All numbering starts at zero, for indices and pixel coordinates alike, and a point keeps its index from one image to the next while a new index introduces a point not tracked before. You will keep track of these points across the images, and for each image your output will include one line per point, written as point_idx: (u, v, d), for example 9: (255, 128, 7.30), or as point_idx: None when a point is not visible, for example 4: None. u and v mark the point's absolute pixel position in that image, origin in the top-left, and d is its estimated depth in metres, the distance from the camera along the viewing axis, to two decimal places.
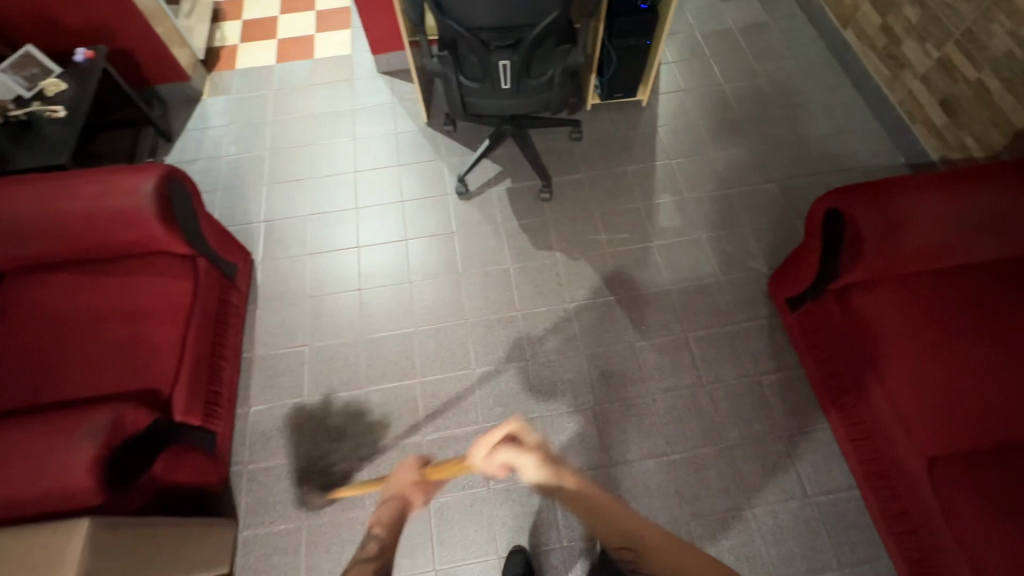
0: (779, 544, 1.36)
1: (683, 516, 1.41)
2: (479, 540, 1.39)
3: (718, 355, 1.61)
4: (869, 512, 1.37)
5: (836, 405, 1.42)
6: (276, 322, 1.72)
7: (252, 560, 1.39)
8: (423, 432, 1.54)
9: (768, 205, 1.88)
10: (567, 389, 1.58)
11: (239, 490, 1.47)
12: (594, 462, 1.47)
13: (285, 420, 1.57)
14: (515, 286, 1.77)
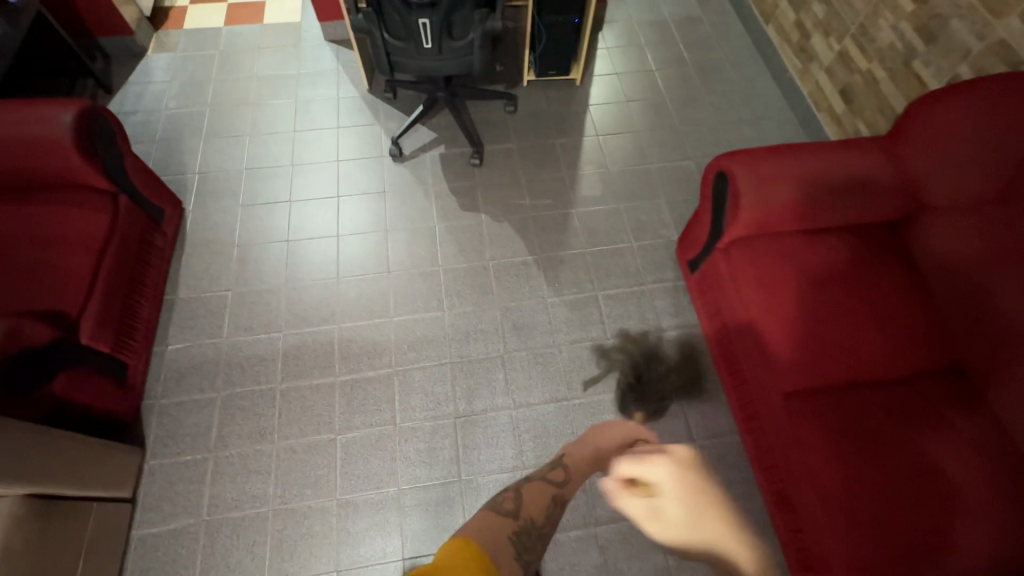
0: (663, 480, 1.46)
1: None
2: (383, 474, 1.46)
3: (624, 312, 1.72)
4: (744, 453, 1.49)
5: (722, 355, 1.53)
6: (202, 267, 1.76)
7: (157, 487, 1.41)
8: (338, 373, 1.60)
9: (684, 180, 2.01)
10: (480, 338, 1.66)
11: (148, 421, 1.49)
12: (499, 404, 1.56)
13: (202, 358, 1.60)
14: (441, 243, 1.84)
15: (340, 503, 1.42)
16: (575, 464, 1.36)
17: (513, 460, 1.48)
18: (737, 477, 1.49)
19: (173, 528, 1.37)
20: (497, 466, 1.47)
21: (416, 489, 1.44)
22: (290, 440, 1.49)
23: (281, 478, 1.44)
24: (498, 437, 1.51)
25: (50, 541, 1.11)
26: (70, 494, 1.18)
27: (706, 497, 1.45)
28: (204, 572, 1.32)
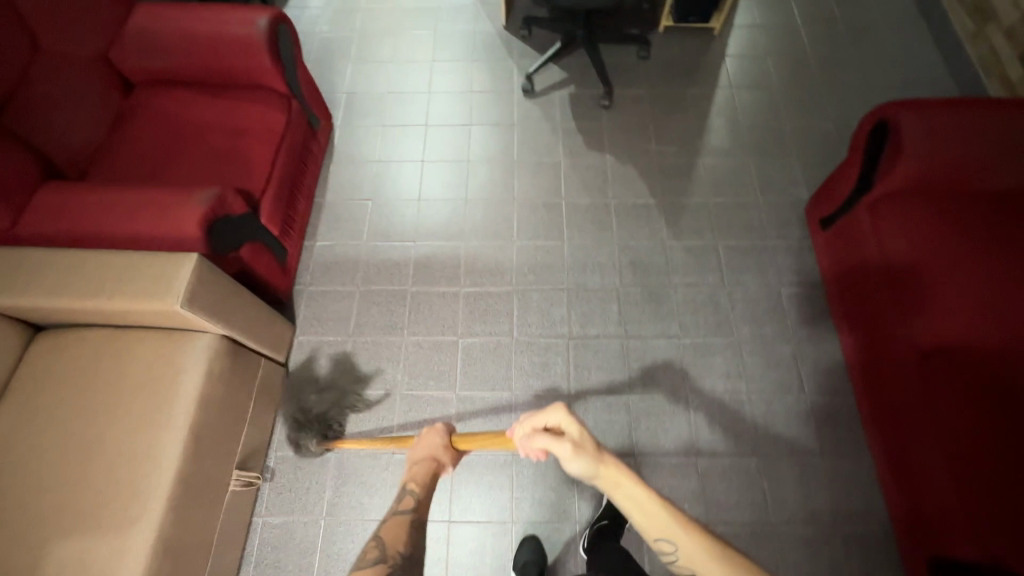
0: (768, 425, 1.49)
1: (684, 390, 1.54)
2: (497, 378, 1.57)
3: (744, 263, 1.72)
4: (859, 413, 1.47)
5: (849, 313, 1.51)
6: (346, 177, 1.93)
7: (305, 359, 1.62)
8: (462, 284, 1.72)
9: (821, 141, 1.93)
10: (596, 270, 1.72)
11: (299, 304, 1.70)
12: (610, 332, 1.62)
13: (345, 256, 1.78)
14: (563, 178, 1.90)
15: (458, 397, 1.55)
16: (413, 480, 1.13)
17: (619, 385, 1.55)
18: (845, 434, 1.48)
19: (317, 394, 1.57)
20: (603, 388, 1.55)
21: (526, 396, 1.55)
22: (417, 336, 1.64)
23: (408, 367, 1.60)
24: (607, 361, 1.58)
25: (236, 377, 1.33)
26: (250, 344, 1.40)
27: (813, 448, 1.46)
28: (343, 434, 1.51)
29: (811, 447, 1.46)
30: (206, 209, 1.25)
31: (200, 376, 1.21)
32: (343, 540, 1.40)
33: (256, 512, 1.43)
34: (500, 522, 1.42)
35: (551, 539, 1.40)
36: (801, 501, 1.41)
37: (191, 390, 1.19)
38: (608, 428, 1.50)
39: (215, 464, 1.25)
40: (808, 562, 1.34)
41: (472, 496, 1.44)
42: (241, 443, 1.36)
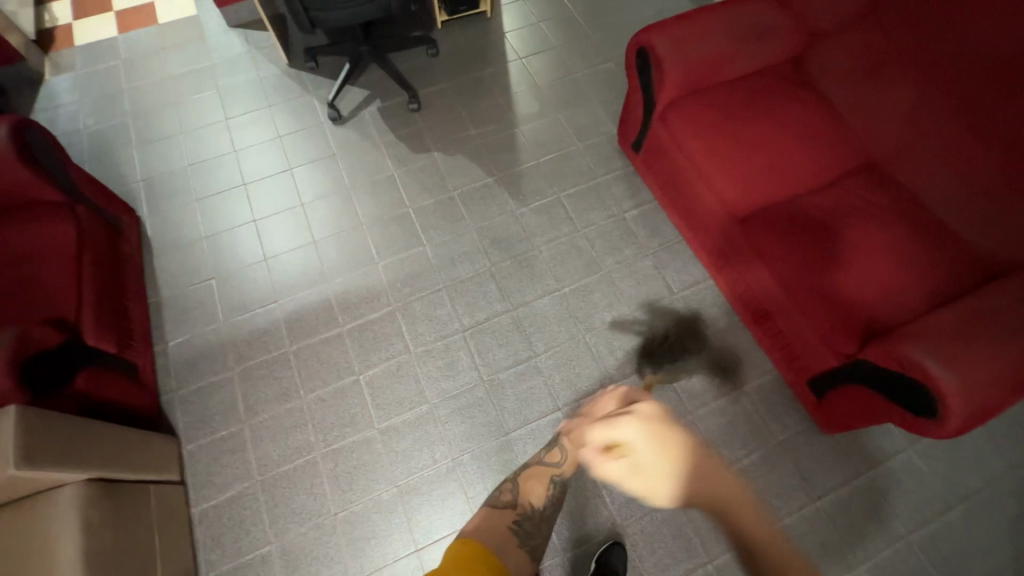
0: (657, 332, 1.65)
1: (580, 332, 1.65)
2: (411, 397, 1.56)
3: (587, 204, 1.87)
4: (719, 289, 1.70)
5: (681, 213, 1.73)
6: (177, 265, 1.77)
7: (202, 465, 1.47)
8: (344, 323, 1.68)
9: (609, 80, 2.15)
10: (465, 259, 1.77)
11: (173, 413, 1.53)
12: (499, 309, 1.68)
13: (206, 344, 1.64)
14: (403, 188, 1.92)
15: (381, 431, 1.51)
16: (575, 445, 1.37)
17: (524, 353, 1.62)
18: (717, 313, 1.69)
19: (231, 494, 1.43)
20: (512, 361, 1.61)
21: (446, 400, 1.56)
22: (316, 391, 1.57)
23: (319, 425, 1.52)
24: (507, 337, 1.64)
25: (124, 515, 1.18)
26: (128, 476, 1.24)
27: (697, 335, 1.64)
28: (275, 522, 1.40)
29: (696, 335, 1.64)
30: (8, 352, 1.08)
31: (77, 532, 1.05)
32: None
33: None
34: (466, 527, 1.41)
35: None
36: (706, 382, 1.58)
37: (71, 550, 1.03)
38: (529, 395, 1.56)
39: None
40: (728, 431, 1.52)
41: (429, 516, 1.41)
42: None
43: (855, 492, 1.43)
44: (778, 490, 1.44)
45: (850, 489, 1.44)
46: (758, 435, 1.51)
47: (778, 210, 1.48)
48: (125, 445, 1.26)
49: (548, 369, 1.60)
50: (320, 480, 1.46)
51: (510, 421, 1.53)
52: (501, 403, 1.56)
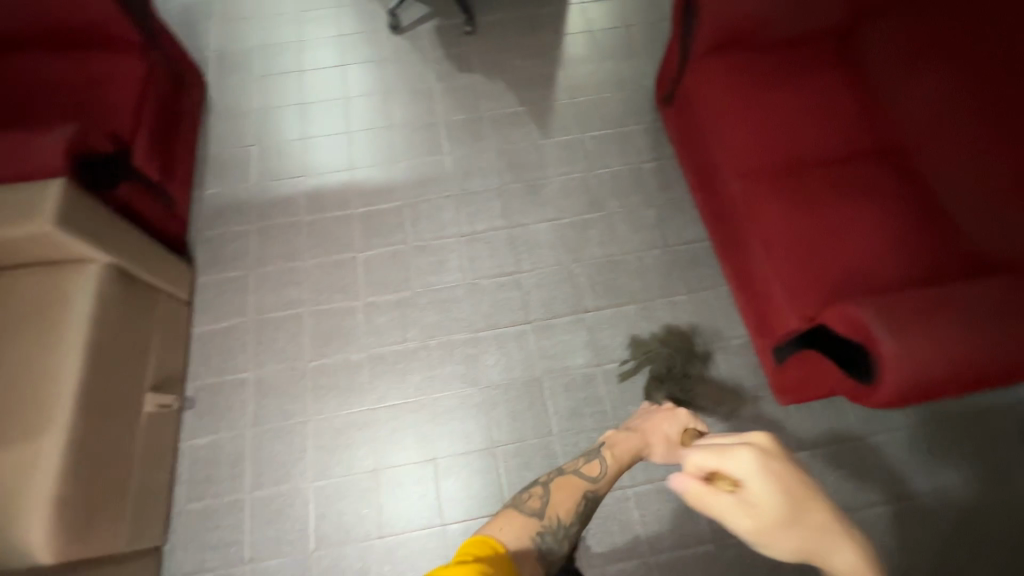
0: (642, 277, 1.69)
1: (568, 261, 1.71)
2: (398, 281, 1.69)
3: (608, 148, 1.91)
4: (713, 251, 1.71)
5: (694, 170, 1.75)
6: (228, 129, 1.96)
7: (209, 296, 1.67)
8: (356, 208, 1.82)
9: (662, 38, 2.16)
10: (478, 175, 1.86)
11: (196, 249, 1.74)
12: (498, 226, 1.77)
13: (236, 199, 1.83)
14: (439, 101, 2.02)
15: (364, 304, 1.66)
16: (617, 457, 1.22)
17: (511, 267, 1.71)
18: (707, 273, 1.71)
19: (227, 325, 1.63)
20: (496, 273, 1.70)
21: (428, 292, 1.67)
22: (318, 258, 1.73)
23: (313, 286, 1.68)
24: (498, 251, 1.73)
25: (134, 304, 1.38)
26: (145, 276, 1.44)
27: (678, 288, 1.68)
28: (257, 355, 1.59)
29: (678, 288, 1.68)
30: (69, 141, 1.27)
31: (92, 298, 1.25)
32: (272, 446, 1.48)
33: (180, 438, 1.48)
34: (416, 401, 1.53)
35: (464, 404, 1.53)
36: (675, 332, 1.62)
37: (85, 310, 1.23)
38: (505, 304, 1.65)
39: (125, 385, 1.29)
40: (684, 381, 1.55)
41: (386, 385, 1.55)
42: (152, 370, 1.41)
43: None
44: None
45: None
46: (712, 391, 1.54)
47: (780, 173, 1.46)
48: (147, 252, 1.45)
49: (529, 286, 1.68)
50: (303, 333, 1.62)
51: (481, 323, 1.63)
52: (476, 305, 1.65)
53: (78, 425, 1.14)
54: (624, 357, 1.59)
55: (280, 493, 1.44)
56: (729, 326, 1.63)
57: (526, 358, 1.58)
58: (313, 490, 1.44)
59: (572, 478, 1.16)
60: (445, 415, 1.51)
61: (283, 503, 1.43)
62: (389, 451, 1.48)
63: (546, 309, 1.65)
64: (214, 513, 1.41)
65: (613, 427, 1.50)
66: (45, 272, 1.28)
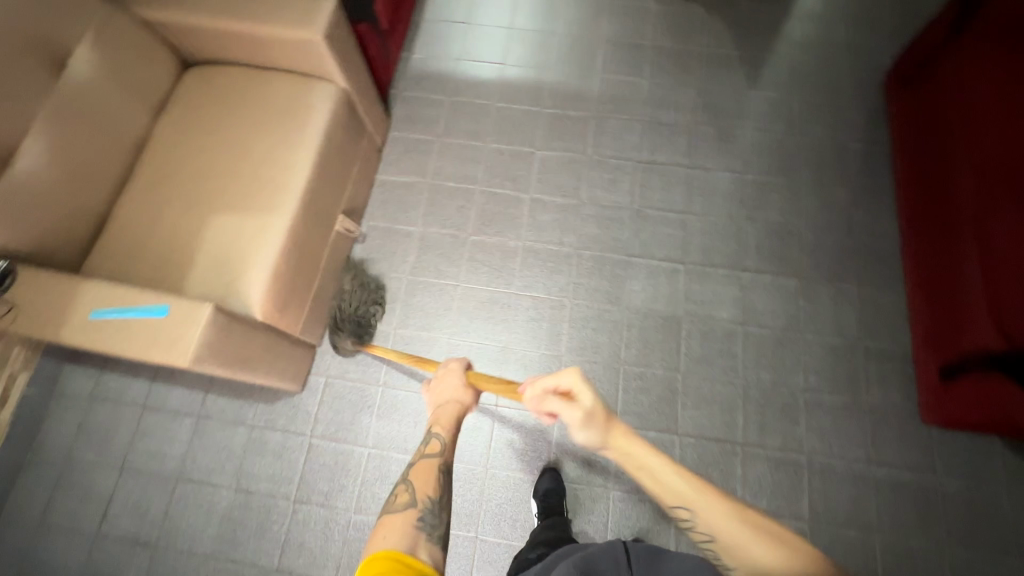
0: (813, 255, 1.62)
1: (739, 217, 1.67)
2: (567, 187, 1.73)
3: (815, 115, 1.79)
4: (901, 249, 1.60)
5: (910, 153, 1.61)
6: (443, 1, 2.03)
7: (396, 150, 1.80)
8: (543, 107, 1.85)
9: (912, 12, 1.94)
10: (671, 107, 1.82)
11: (394, 105, 1.86)
12: (677, 163, 1.74)
13: (437, 69, 1.92)
14: (650, 23, 1.96)
15: (531, 199, 1.72)
16: (444, 425, 1.08)
17: (680, 207, 1.69)
18: (886, 270, 1.60)
19: (407, 181, 1.76)
20: (664, 206, 1.69)
21: (593, 206, 1.70)
22: (498, 144, 1.80)
23: (488, 169, 1.76)
24: (672, 186, 1.71)
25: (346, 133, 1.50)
26: (357, 112, 1.55)
27: (850, 277, 1.59)
28: (427, 215, 1.71)
29: (849, 277, 1.59)
30: None
31: (326, 115, 1.38)
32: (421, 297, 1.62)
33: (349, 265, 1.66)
34: (558, 302, 1.60)
35: (601, 318, 1.58)
36: (832, 319, 1.55)
37: (320, 122, 1.37)
38: (665, 238, 1.65)
39: (326, 198, 1.43)
40: (827, 369, 1.51)
41: (534, 278, 1.63)
42: (347, 196, 1.56)
43: (914, 480, 1.40)
44: (839, 438, 1.45)
45: (910, 479, 1.41)
46: (854, 387, 1.49)
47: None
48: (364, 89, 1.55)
49: (693, 230, 1.66)
50: (469, 209, 1.71)
51: (636, 250, 1.64)
52: (636, 232, 1.67)
53: (293, 217, 1.29)
54: (771, 325, 1.55)
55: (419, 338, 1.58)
56: (894, 330, 1.53)
57: (671, 296, 1.59)
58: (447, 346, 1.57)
59: (424, 462, 1.02)
60: (580, 322, 1.57)
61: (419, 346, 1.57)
62: (524, 335, 1.57)
63: (704, 256, 1.63)
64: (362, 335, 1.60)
65: (741, 385, 1.50)
66: (290, 82, 1.42)
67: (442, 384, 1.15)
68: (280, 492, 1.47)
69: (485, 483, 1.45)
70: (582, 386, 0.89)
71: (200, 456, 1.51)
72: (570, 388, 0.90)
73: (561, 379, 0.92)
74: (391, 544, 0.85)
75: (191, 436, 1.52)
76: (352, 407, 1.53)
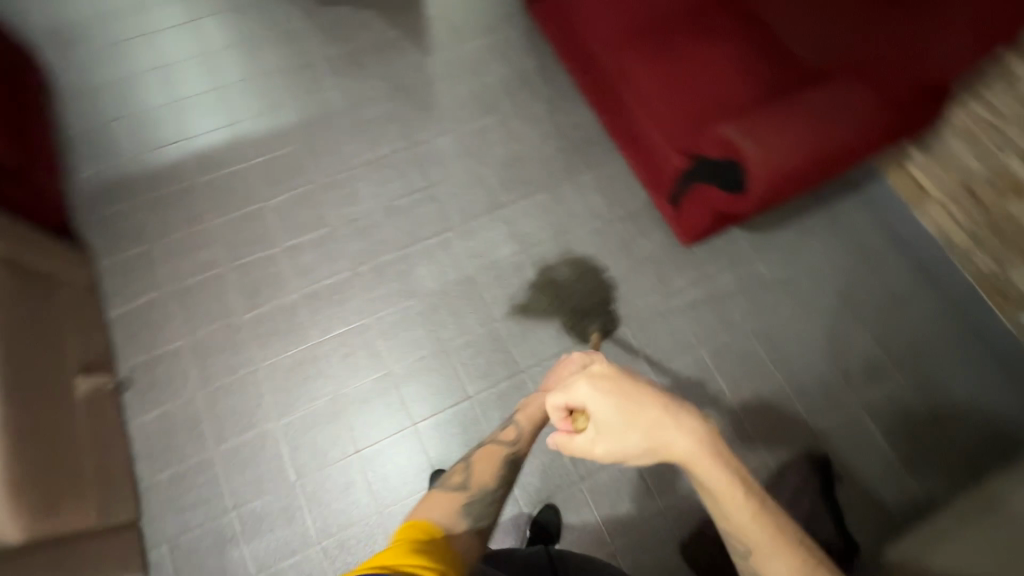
0: (546, 166, 1.79)
1: (474, 167, 1.78)
2: (313, 221, 1.69)
3: (488, 54, 1.96)
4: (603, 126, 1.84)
5: (565, 53, 1.83)
6: (85, 108, 1.82)
7: (115, 278, 1.59)
8: (249, 159, 1.77)
9: None
10: (368, 103, 1.86)
11: (87, 235, 1.63)
12: (400, 148, 1.79)
13: (116, 177, 1.72)
14: (309, 38, 1.96)
15: (284, 248, 1.65)
16: (530, 419, 1.13)
17: (420, 184, 1.75)
18: (603, 148, 1.83)
19: (144, 301, 1.57)
20: (408, 191, 1.74)
21: (347, 224, 1.69)
22: (223, 216, 1.68)
23: (227, 245, 1.65)
24: (406, 171, 1.76)
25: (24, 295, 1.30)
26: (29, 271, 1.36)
27: (580, 168, 1.80)
28: (186, 322, 1.55)
29: (579, 168, 1.79)
30: None
31: None
32: (226, 404, 1.48)
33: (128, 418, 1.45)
34: (363, 326, 1.58)
35: (408, 316, 1.59)
36: (584, 207, 1.74)
37: None
38: (424, 217, 1.71)
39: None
40: (602, 249, 1.69)
41: (328, 318, 1.58)
42: (73, 355, 1.39)
43: (704, 293, 1.64)
44: (638, 294, 1.64)
45: (701, 292, 1.65)
46: (628, 250, 1.70)
47: None
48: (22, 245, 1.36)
49: (441, 197, 1.73)
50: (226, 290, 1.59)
51: (404, 239, 1.67)
52: (397, 225, 1.69)
53: None
54: (546, 240, 1.70)
55: (246, 442, 1.46)
56: (630, 191, 1.77)
57: (456, 262, 1.66)
58: (279, 429, 1.47)
59: (491, 447, 1.08)
60: (390, 331, 1.57)
61: (251, 449, 1.45)
62: (348, 374, 1.53)
63: (465, 214, 1.72)
64: (184, 476, 1.42)
65: (548, 301, 1.62)
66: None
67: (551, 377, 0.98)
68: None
69: (388, 528, 1.40)
70: (595, 402, 0.72)
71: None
72: (592, 414, 0.73)
73: (598, 397, 0.72)
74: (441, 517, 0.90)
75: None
76: (214, 550, 1.37)
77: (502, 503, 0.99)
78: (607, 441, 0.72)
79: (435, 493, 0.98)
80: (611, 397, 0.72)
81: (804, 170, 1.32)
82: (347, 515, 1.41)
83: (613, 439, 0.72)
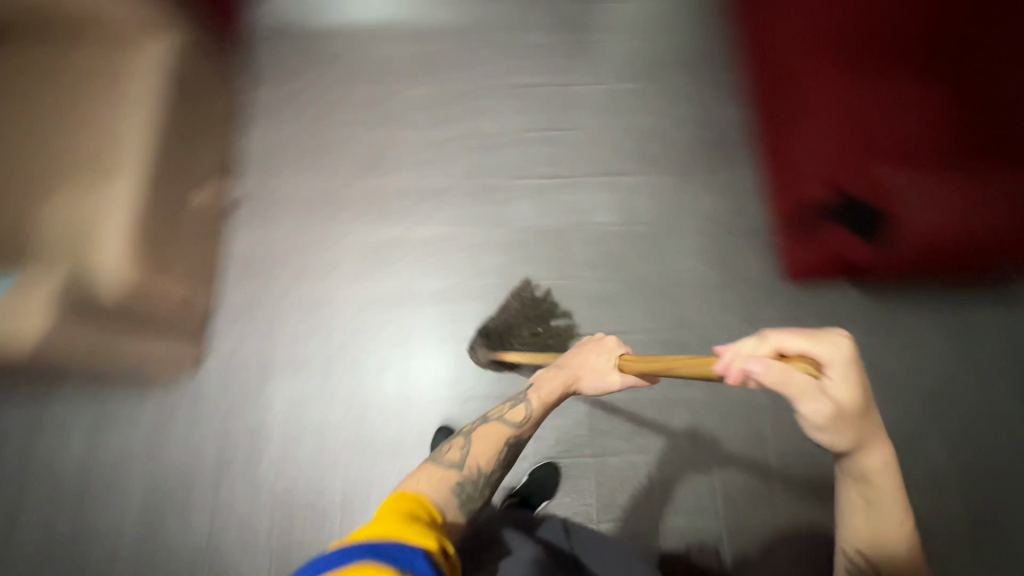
0: (673, 150, 1.72)
1: (602, 125, 1.74)
2: (436, 122, 1.74)
3: (662, 20, 1.86)
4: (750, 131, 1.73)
5: (758, 9, 1.60)
6: None
7: (255, 108, 1.74)
8: (402, 44, 1.83)
9: None
10: (526, 29, 1.84)
11: (245, 62, 1.78)
12: (538, 82, 1.78)
13: (286, 20, 1.84)
14: None
15: (394, 141, 1.71)
16: (543, 398, 1.15)
17: (543, 128, 1.74)
18: (740, 152, 1.72)
19: (271, 137, 1.71)
20: (531, 126, 1.73)
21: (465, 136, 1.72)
22: (363, 88, 1.77)
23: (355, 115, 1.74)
24: (536, 106, 1.76)
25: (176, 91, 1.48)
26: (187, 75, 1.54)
27: (707, 164, 1.71)
28: (296, 170, 1.68)
29: (706, 164, 1.71)
30: None
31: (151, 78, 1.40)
32: (291, 270, 1.60)
33: (224, 232, 1.63)
34: (444, 234, 1.63)
35: (486, 241, 1.63)
36: (692, 211, 1.66)
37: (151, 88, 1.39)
38: (536, 155, 1.71)
39: (178, 163, 1.51)
40: (694, 251, 1.63)
41: (418, 217, 1.64)
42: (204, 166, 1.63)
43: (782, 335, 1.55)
44: (714, 316, 1.57)
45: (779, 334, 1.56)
46: (722, 264, 1.62)
47: None
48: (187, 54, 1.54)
49: (557, 148, 1.71)
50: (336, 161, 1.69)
51: (510, 172, 1.69)
52: (507, 154, 1.71)
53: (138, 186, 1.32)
54: (642, 219, 1.65)
55: (298, 307, 1.57)
56: (751, 206, 1.67)
57: (550, 209, 1.66)
58: (341, 295, 1.58)
59: (491, 424, 1.13)
60: (466, 249, 1.62)
61: (297, 319, 1.57)
62: (416, 273, 1.60)
63: (576, 167, 1.70)
64: (250, 299, 1.58)
65: (620, 280, 1.60)
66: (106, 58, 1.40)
67: (579, 365, 1.19)
68: (195, 475, 1.46)
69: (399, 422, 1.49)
70: (832, 369, 0.73)
71: (104, 468, 1.47)
72: (829, 376, 0.73)
73: (840, 366, 0.73)
74: (431, 494, 0.93)
75: (86, 452, 1.48)
76: (249, 381, 1.52)
77: (494, 480, 1.04)
78: (816, 408, 0.73)
79: (434, 469, 1.00)
80: (829, 362, 0.74)
81: (952, 239, 1.29)
82: (361, 406, 1.50)
83: (843, 415, 0.73)
